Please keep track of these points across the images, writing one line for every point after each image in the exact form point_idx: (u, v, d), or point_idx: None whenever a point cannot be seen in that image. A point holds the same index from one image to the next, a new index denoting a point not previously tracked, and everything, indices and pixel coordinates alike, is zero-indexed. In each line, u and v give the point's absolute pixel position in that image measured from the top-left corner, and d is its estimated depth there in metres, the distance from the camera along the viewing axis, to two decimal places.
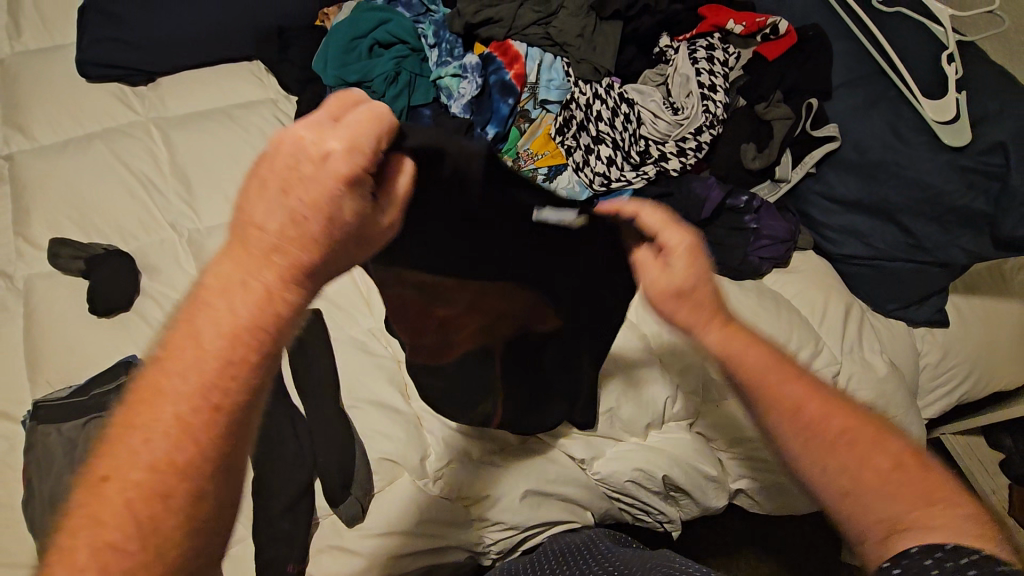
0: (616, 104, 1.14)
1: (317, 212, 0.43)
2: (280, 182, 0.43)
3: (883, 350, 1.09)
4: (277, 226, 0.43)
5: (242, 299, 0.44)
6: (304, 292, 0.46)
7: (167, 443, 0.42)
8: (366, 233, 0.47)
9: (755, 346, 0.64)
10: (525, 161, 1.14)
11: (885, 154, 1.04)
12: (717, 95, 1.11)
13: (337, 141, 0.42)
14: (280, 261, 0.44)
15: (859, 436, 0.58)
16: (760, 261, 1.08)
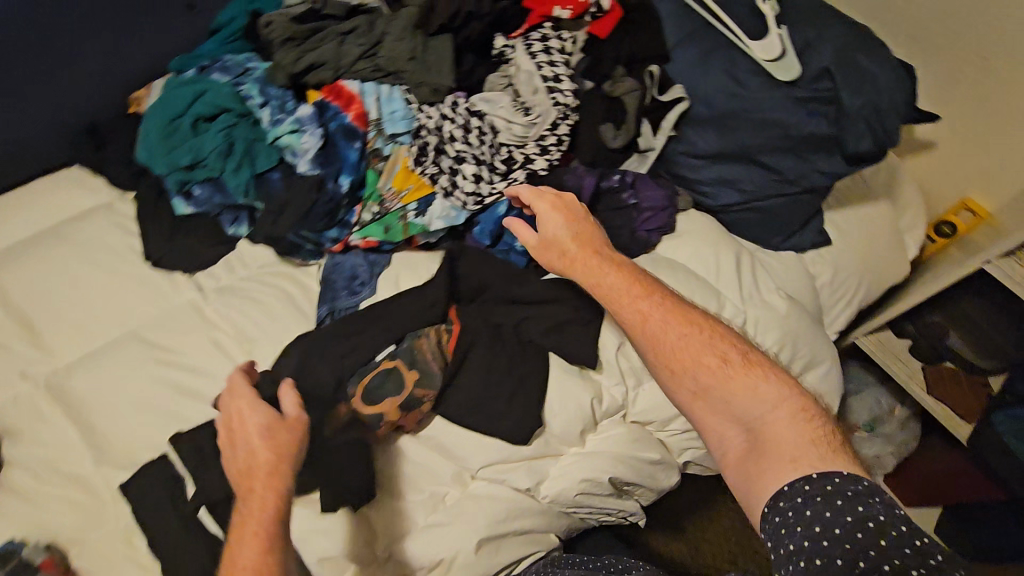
0: (467, 119, 1.04)
1: (266, 441, 0.71)
2: (227, 424, 0.75)
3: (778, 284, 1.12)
4: (263, 439, 0.71)
5: (263, 463, 0.70)
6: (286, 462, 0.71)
7: (256, 534, 0.65)
8: (287, 428, 0.73)
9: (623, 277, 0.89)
10: (391, 203, 1.03)
11: (730, 103, 1.06)
12: (562, 84, 1.08)
13: (290, 410, 0.74)
14: (280, 451, 0.71)
15: (701, 355, 0.81)
16: (648, 234, 1.11)
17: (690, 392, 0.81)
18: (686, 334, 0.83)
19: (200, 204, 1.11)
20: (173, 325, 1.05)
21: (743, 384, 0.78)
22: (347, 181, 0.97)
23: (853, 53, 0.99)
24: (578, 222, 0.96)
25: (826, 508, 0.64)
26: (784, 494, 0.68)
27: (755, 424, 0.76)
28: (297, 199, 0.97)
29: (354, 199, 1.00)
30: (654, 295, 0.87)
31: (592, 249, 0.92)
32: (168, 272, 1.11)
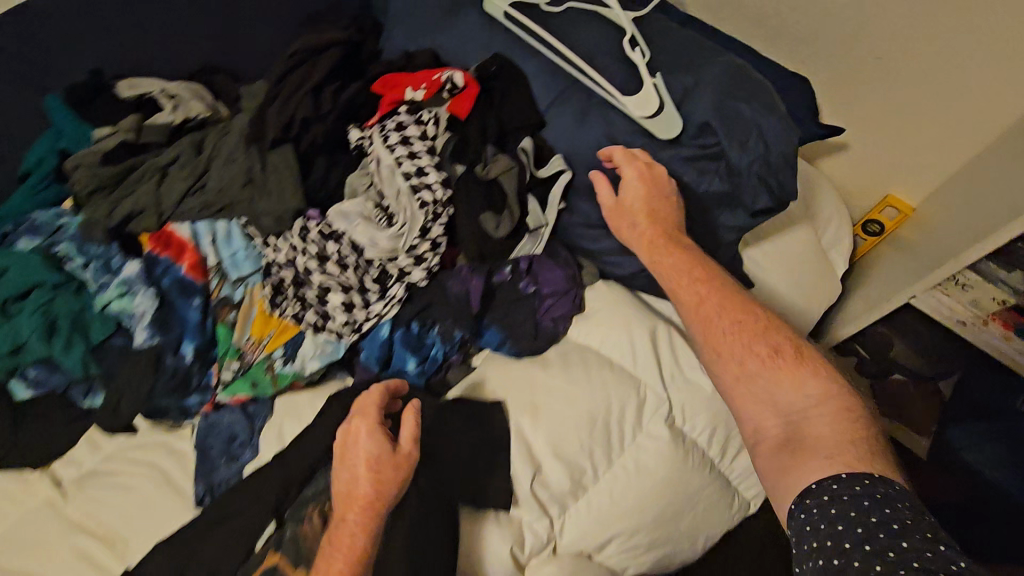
0: (323, 244, 0.91)
1: (365, 471, 0.74)
2: (345, 449, 0.78)
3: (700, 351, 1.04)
4: (366, 473, 0.74)
5: (359, 491, 0.74)
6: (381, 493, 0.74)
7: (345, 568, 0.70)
8: (395, 467, 0.76)
9: (682, 261, 0.86)
10: (252, 354, 0.89)
11: (615, 170, 0.96)
12: (429, 178, 0.96)
13: (404, 439, 0.78)
14: (360, 496, 0.74)
15: (747, 331, 0.79)
16: (553, 323, 1.00)
17: (730, 372, 0.79)
18: (762, 325, 0.80)
19: (44, 384, 0.97)
20: (27, 538, 0.90)
21: (793, 380, 0.75)
22: (189, 350, 0.84)
23: (734, 99, 0.88)
24: (673, 189, 0.91)
25: (850, 503, 0.59)
26: (816, 485, 0.63)
27: (795, 418, 0.73)
28: (134, 381, 0.83)
29: (207, 362, 0.87)
30: (710, 287, 0.84)
31: (675, 227, 0.89)
32: (17, 470, 0.95)
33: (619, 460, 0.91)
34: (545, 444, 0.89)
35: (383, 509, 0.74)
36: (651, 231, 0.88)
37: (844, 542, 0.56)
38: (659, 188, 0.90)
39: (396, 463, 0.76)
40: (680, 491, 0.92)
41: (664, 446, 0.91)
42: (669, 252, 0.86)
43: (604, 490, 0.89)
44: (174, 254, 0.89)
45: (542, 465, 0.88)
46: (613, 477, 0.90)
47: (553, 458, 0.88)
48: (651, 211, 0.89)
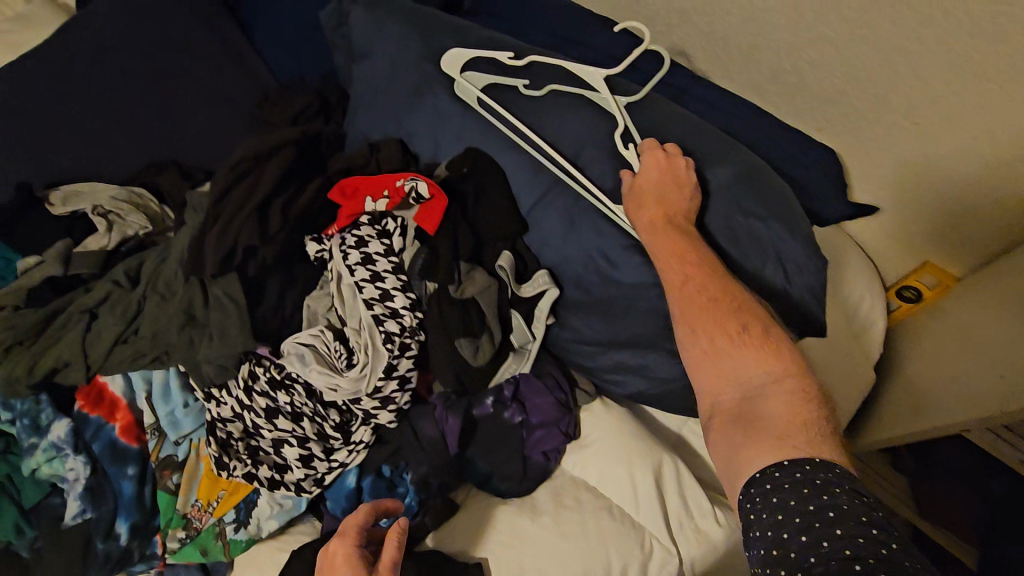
0: (276, 391, 0.80)
1: None
2: (324, 569, 0.68)
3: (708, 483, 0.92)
4: None
5: None
6: None
7: None
8: None
9: (669, 236, 0.72)
10: (200, 519, 0.79)
11: (608, 288, 0.83)
12: (394, 303, 0.84)
13: (387, 560, 0.68)
14: None
15: (722, 307, 0.66)
16: (544, 457, 0.88)
17: (698, 345, 0.66)
18: (737, 297, 0.67)
19: None
20: None
21: (770, 366, 0.62)
22: (126, 526, 0.75)
23: (745, 214, 0.77)
24: (681, 170, 0.76)
25: (794, 492, 0.52)
26: (766, 467, 0.55)
27: (754, 394, 0.61)
28: (64, 565, 0.74)
29: (147, 534, 0.77)
30: (687, 256, 0.70)
31: (667, 203, 0.74)
32: None
33: None
34: None
35: None
36: (650, 206, 0.74)
37: (782, 534, 0.50)
38: (675, 167, 0.76)
39: None
40: None
41: None
42: (662, 227, 0.73)
43: None
44: (108, 411, 0.80)
45: None
46: None
47: None
48: (656, 191, 0.75)
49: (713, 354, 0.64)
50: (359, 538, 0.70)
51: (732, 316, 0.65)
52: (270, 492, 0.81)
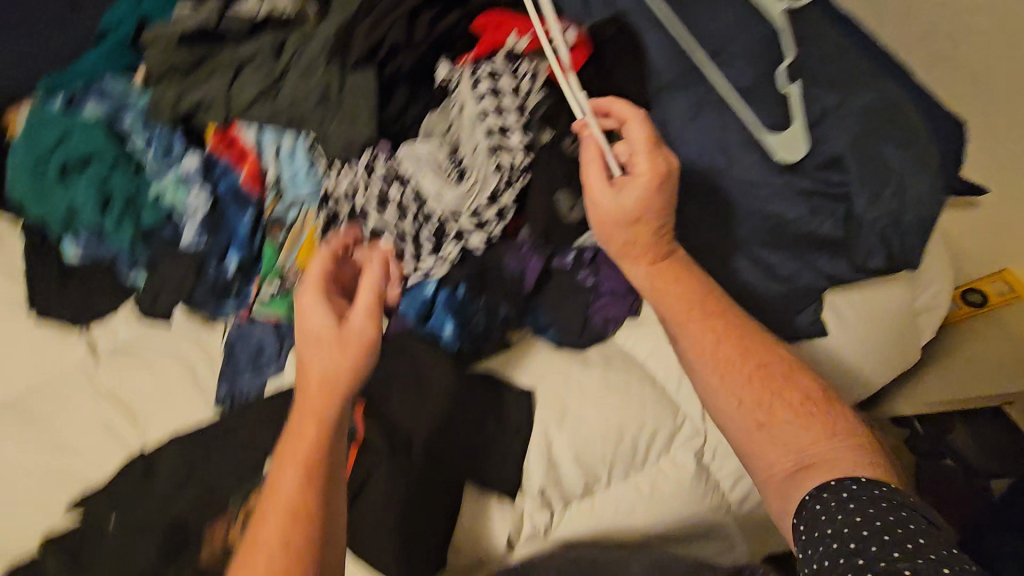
0: (388, 185, 0.86)
1: (317, 333, 0.69)
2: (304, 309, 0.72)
3: None
4: (313, 334, 0.69)
5: (313, 362, 0.68)
6: (345, 356, 0.68)
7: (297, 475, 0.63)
8: (348, 332, 0.69)
9: (685, 280, 0.78)
10: (293, 279, 0.87)
11: (717, 179, 0.86)
12: (511, 138, 0.88)
13: (359, 308, 0.70)
14: (314, 363, 0.68)
15: (776, 405, 0.71)
16: (604, 323, 0.93)
17: (749, 430, 0.72)
18: (764, 355, 0.74)
19: (91, 252, 0.97)
20: (56, 392, 0.94)
21: (830, 426, 0.69)
22: (233, 260, 0.83)
23: (876, 141, 0.79)
24: (624, 207, 0.76)
25: (857, 509, 0.60)
26: (846, 488, 0.63)
27: (808, 453, 0.68)
28: (174, 277, 0.83)
29: (248, 276, 0.86)
30: (726, 320, 0.76)
31: (686, 269, 0.79)
32: (56, 325, 0.99)
33: (636, 478, 0.86)
34: (566, 446, 0.84)
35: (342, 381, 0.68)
36: (664, 260, 0.79)
37: (849, 542, 0.57)
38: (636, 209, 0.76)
39: (343, 331, 0.69)
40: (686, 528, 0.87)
41: (687, 479, 0.86)
42: (710, 297, 0.78)
43: (615, 500, 0.85)
44: (237, 158, 0.87)
45: (559, 464, 0.84)
46: (628, 494, 0.85)
47: (571, 461, 0.83)
48: (636, 233, 0.77)
49: (762, 426, 0.71)
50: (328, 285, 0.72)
51: (769, 375, 0.73)
52: None
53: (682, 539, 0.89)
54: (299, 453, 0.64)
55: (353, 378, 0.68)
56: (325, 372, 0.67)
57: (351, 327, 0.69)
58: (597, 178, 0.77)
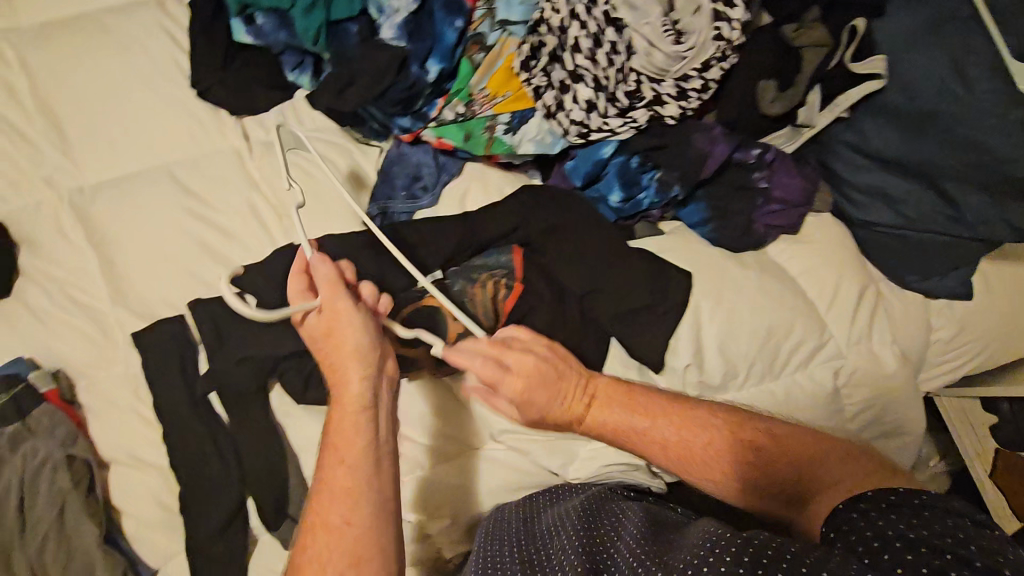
0: (602, 27, 0.81)
1: (324, 336, 0.68)
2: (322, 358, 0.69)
3: (896, 339, 0.92)
4: (319, 329, 0.68)
5: (336, 335, 0.67)
6: (338, 313, 0.68)
7: (342, 476, 0.62)
8: (340, 300, 0.68)
9: (652, 412, 0.72)
10: (480, 106, 0.85)
11: (938, 102, 0.82)
12: (733, 11, 0.81)
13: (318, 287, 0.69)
14: (321, 337, 0.68)
15: (687, 437, 0.71)
16: (766, 230, 0.91)
17: (724, 480, 0.70)
18: (729, 417, 0.72)
19: (263, 37, 0.93)
20: (209, 172, 0.94)
21: (735, 451, 0.70)
22: (436, 69, 0.81)
23: None
24: (528, 359, 0.70)
25: (887, 525, 0.56)
26: (828, 520, 0.61)
27: (795, 468, 0.68)
28: (371, 73, 0.80)
29: (439, 91, 0.84)
30: (653, 409, 0.73)
31: (629, 399, 0.73)
32: (214, 107, 0.97)
33: (771, 384, 0.86)
34: (714, 335, 0.84)
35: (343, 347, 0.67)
36: (641, 426, 0.72)
37: (883, 554, 0.53)
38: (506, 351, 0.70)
39: (324, 300, 0.68)
40: None
41: (820, 395, 0.86)
42: (632, 406, 0.73)
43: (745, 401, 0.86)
44: None
45: (704, 352, 0.84)
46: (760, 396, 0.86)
47: (717, 350, 0.84)
48: (596, 391, 0.73)
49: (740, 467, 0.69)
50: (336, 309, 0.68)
51: (711, 444, 0.70)
52: (540, 120, 0.86)
53: None
54: (332, 449, 0.63)
55: (357, 358, 0.66)
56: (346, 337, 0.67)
57: (336, 294, 0.68)
58: (461, 358, 0.68)
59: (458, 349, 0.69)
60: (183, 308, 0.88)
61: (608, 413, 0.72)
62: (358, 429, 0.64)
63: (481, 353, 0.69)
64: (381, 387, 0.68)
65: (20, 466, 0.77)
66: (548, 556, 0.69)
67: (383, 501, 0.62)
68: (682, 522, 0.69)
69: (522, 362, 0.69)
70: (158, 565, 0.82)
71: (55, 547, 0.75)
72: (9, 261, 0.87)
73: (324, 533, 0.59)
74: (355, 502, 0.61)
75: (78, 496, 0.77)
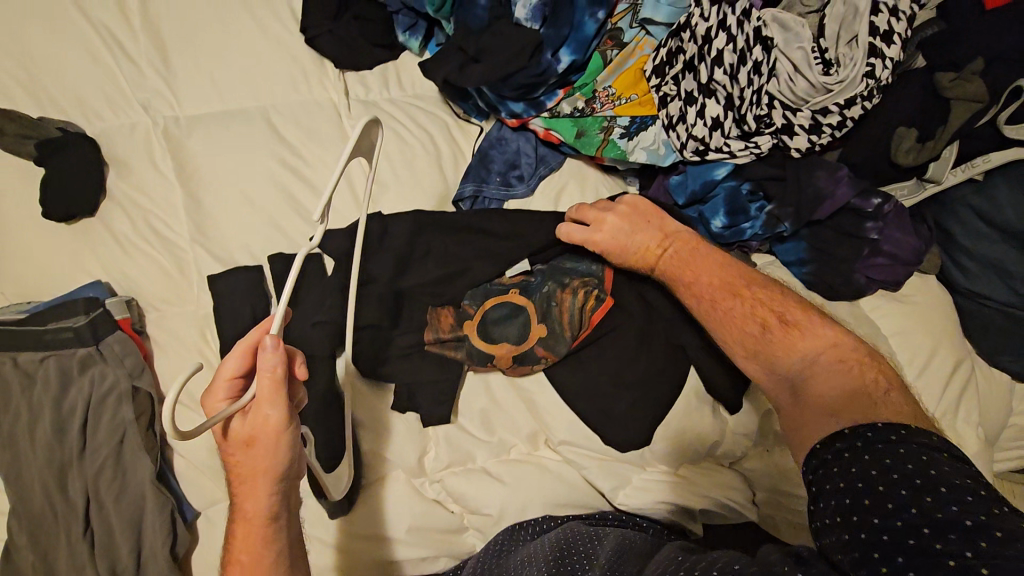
0: (748, 44, 0.77)
1: (247, 442, 0.57)
2: (239, 459, 0.58)
3: (980, 419, 0.87)
4: (242, 432, 0.57)
5: (257, 450, 0.57)
6: (266, 422, 0.56)
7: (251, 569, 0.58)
8: (269, 407, 0.56)
9: (702, 270, 0.76)
10: (601, 104, 0.82)
11: None
12: (890, 49, 0.76)
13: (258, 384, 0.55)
14: (245, 446, 0.57)
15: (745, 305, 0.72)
16: (866, 282, 0.85)
17: (743, 345, 0.71)
18: (768, 300, 0.71)
19: None
20: (304, 122, 0.91)
21: (801, 336, 0.68)
22: (569, 61, 0.79)
23: None
24: (624, 226, 0.80)
25: (894, 461, 0.51)
26: (828, 442, 0.58)
27: (823, 369, 0.65)
28: (500, 54, 0.78)
29: (564, 82, 0.81)
30: (738, 277, 0.75)
31: (688, 264, 0.77)
32: (319, 57, 0.94)
33: None
34: None
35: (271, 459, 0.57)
36: (685, 281, 0.76)
37: (852, 516, 0.49)
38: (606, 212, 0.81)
39: (263, 406, 0.56)
40: None
41: None
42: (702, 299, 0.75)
43: None
44: None
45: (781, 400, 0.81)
46: None
47: None
48: (668, 258, 0.78)
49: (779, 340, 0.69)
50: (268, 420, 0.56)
51: (747, 314, 0.71)
52: (658, 130, 0.82)
53: None
54: (235, 554, 0.59)
55: (274, 476, 0.58)
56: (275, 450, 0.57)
57: (270, 404, 0.55)
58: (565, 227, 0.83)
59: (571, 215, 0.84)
60: (260, 258, 0.86)
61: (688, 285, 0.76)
62: (271, 541, 0.59)
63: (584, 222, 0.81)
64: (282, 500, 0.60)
65: (86, 388, 0.77)
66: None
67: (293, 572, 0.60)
68: (650, 550, 0.67)
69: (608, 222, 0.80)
70: (200, 510, 0.81)
71: (111, 473, 0.76)
72: (97, 180, 0.86)
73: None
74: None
75: (138, 428, 0.77)
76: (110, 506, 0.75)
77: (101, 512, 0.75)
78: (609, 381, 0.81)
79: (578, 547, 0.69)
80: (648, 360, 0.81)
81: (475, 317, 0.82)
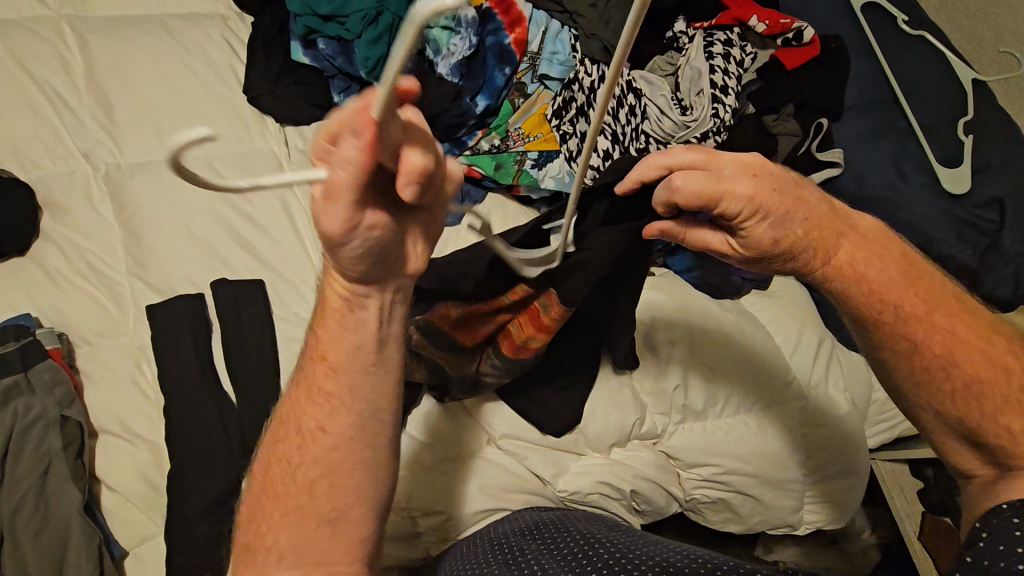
0: (624, 92, 0.99)
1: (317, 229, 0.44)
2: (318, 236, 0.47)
3: (846, 386, 1.04)
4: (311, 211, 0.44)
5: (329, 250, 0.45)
6: (336, 220, 0.42)
7: (286, 496, 0.53)
8: (334, 208, 0.41)
9: (899, 294, 0.60)
10: (513, 142, 0.98)
11: (885, 190, 0.99)
12: (727, 98, 1.00)
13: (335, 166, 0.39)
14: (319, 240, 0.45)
15: (967, 345, 0.59)
16: (742, 282, 1.03)
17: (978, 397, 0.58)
18: (926, 310, 0.60)
19: (319, 60, 1.06)
20: (246, 167, 1.00)
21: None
22: (484, 103, 0.97)
23: None
24: (774, 196, 0.56)
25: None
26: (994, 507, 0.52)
27: None
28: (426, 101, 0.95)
29: (481, 123, 0.99)
30: (887, 254, 0.61)
31: (839, 243, 0.60)
32: (260, 114, 1.05)
33: (747, 414, 0.96)
34: (694, 364, 0.94)
35: (344, 263, 0.46)
36: (857, 271, 0.60)
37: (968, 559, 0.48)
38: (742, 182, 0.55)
39: (336, 209, 0.41)
40: (779, 474, 0.95)
41: (786, 426, 0.96)
42: (909, 354, 0.60)
43: (721, 427, 0.94)
44: (507, 22, 1.00)
45: (689, 382, 0.93)
46: (736, 422, 0.95)
47: (698, 379, 0.94)
48: (809, 231, 0.59)
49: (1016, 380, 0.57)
50: (342, 211, 0.41)
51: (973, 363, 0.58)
52: (560, 162, 0.98)
53: (772, 487, 0.96)
54: (317, 336, 0.54)
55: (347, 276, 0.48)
56: (339, 257, 0.45)
57: (335, 205, 0.41)
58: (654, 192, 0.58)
59: (671, 179, 0.56)
60: (201, 287, 0.90)
61: (901, 321, 0.59)
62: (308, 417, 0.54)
63: (700, 179, 0.55)
64: (370, 304, 0.51)
65: (8, 419, 0.73)
66: (521, 553, 0.67)
67: (385, 374, 0.54)
68: (640, 529, 0.71)
69: (742, 193, 0.55)
70: (129, 548, 0.77)
71: (29, 509, 0.71)
72: (31, 220, 0.87)
73: (307, 391, 0.54)
74: (285, 520, 0.53)
75: (65, 458, 0.74)
76: (28, 546, 0.70)
77: (13, 557, 0.69)
78: (548, 380, 0.86)
79: (563, 525, 0.72)
80: (572, 357, 0.85)
81: (470, 321, 0.78)
